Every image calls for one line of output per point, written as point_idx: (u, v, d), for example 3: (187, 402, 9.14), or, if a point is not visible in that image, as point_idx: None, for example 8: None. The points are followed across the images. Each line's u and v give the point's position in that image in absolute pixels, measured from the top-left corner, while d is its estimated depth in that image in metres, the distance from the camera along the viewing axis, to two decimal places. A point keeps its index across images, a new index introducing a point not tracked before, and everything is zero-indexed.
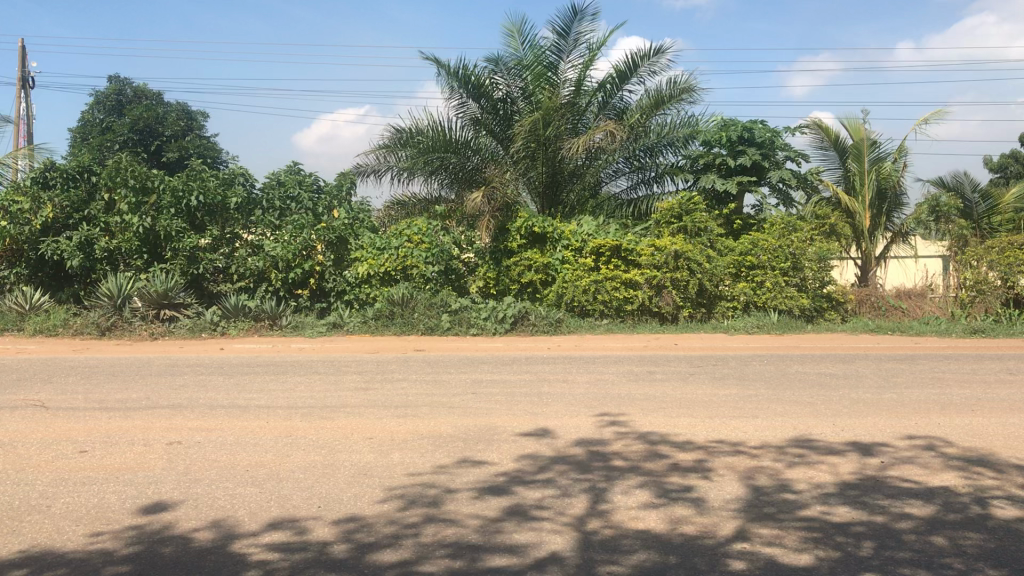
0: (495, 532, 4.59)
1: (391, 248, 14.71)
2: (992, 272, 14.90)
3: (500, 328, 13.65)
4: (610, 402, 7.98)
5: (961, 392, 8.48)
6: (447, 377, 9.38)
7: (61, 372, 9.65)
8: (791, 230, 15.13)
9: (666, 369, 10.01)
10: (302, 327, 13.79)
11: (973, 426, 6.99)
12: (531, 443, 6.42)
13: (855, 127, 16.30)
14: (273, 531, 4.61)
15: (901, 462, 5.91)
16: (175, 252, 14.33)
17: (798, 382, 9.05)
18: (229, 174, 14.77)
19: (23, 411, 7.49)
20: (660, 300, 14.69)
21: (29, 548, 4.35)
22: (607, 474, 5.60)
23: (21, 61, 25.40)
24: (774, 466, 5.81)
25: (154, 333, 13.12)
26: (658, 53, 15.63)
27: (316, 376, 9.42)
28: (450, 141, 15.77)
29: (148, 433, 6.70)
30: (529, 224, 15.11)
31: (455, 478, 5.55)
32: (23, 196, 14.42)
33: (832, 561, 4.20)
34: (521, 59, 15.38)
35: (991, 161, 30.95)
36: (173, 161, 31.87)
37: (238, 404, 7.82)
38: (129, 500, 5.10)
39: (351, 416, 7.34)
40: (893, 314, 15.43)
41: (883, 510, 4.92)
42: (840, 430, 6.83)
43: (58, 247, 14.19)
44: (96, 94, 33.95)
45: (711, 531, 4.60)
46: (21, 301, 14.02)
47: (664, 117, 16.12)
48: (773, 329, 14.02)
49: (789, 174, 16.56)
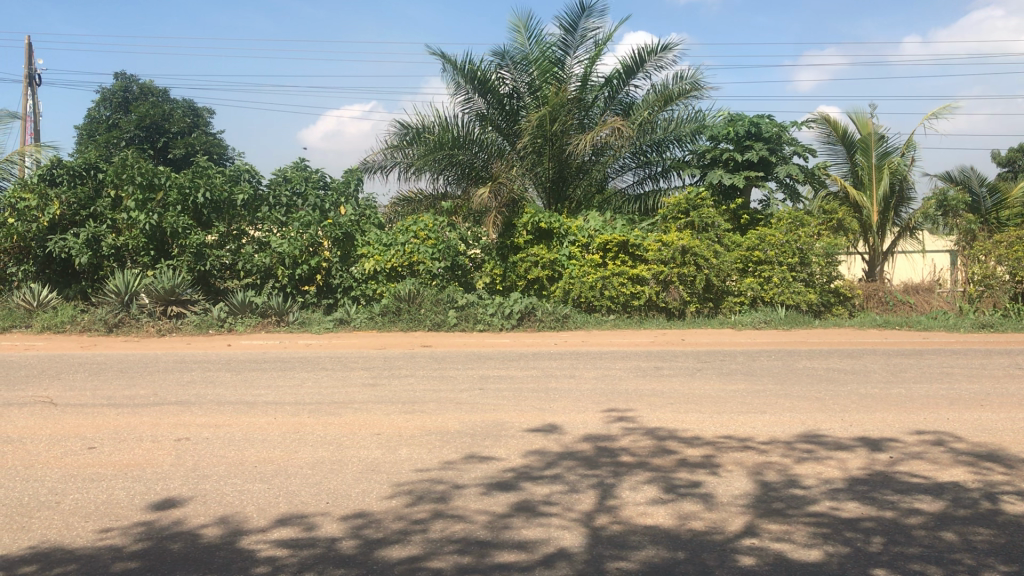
0: (504, 528, 4.59)
1: (397, 244, 14.72)
2: (1001, 266, 14.92)
3: (507, 324, 13.67)
4: (618, 397, 7.96)
5: (970, 387, 8.43)
6: (454, 373, 9.39)
7: (70, 368, 9.69)
8: (797, 225, 15.08)
9: (674, 364, 10.00)
10: (309, 324, 13.81)
11: (982, 421, 6.96)
12: (538, 439, 6.42)
13: (862, 121, 16.18)
14: (282, 526, 4.61)
15: (910, 457, 5.89)
16: (182, 249, 14.36)
17: (805, 377, 9.03)
18: (234, 170, 14.77)
19: (33, 407, 7.51)
20: (667, 296, 14.79)
21: (38, 544, 4.36)
22: (615, 470, 5.60)
23: (28, 58, 25.59)
24: (782, 461, 5.80)
25: (161, 329, 13.16)
26: (665, 48, 15.57)
27: (323, 372, 9.44)
28: (456, 138, 15.77)
29: (156, 428, 6.72)
30: (535, 220, 15.00)
31: (463, 473, 5.54)
32: (30, 193, 14.43)
33: (842, 557, 4.19)
34: (527, 53, 15.40)
35: (1000, 156, 30.74)
36: (179, 158, 32.00)
37: (247, 400, 7.84)
38: (138, 496, 5.11)
39: (358, 412, 7.35)
40: (902, 309, 15.31)
41: (892, 506, 4.90)
42: (848, 425, 6.81)
43: (65, 244, 14.21)
44: (103, 91, 33.96)
45: (720, 527, 4.59)
46: (29, 297, 14.07)
47: (671, 112, 16.01)
48: (781, 324, 14.00)
49: (796, 169, 16.62)
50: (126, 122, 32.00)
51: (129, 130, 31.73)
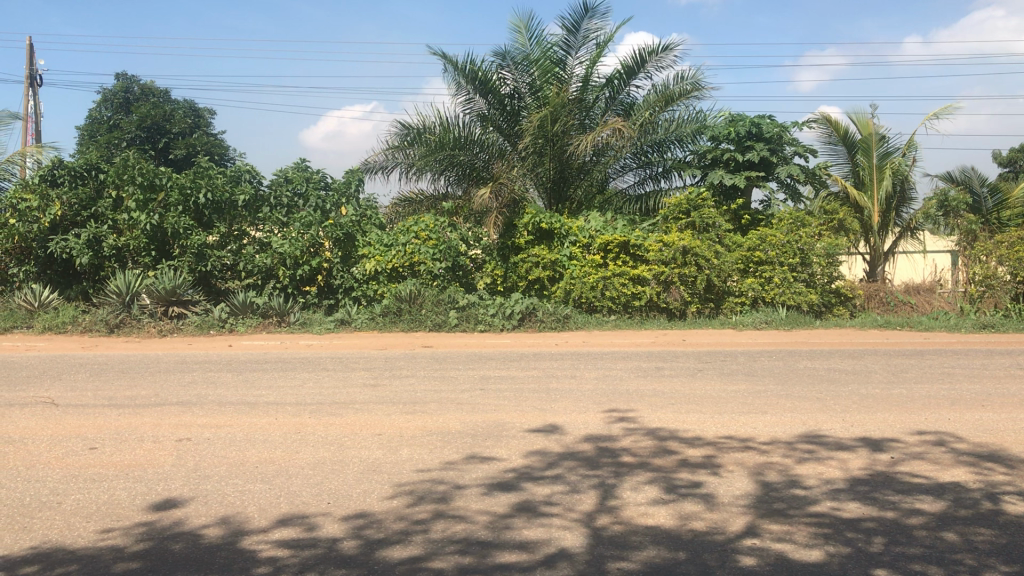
0: (505, 528, 4.59)
1: (398, 245, 14.72)
2: (1002, 267, 14.91)
3: (508, 325, 13.66)
4: (619, 398, 7.97)
5: (972, 387, 8.43)
6: (456, 374, 9.39)
7: (71, 369, 9.69)
8: (799, 225, 15.07)
9: (675, 365, 10.01)
10: (310, 324, 13.80)
11: (983, 421, 6.97)
12: (539, 440, 6.42)
13: (863, 122, 16.18)
14: (283, 527, 4.61)
15: (911, 458, 5.89)
16: (183, 250, 14.36)
17: (806, 377, 9.04)
18: (235, 170, 14.78)
19: (34, 408, 7.52)
20: (668, 296, 14.80)
21: (39, 544, 4.36)
22: (616, 470, 5.60)
23: (29, 58, 25.63)
24: (784, 462, 5.80)
25: (162, 329, 13.16)
26: (666, 49, 15.58)
27: (324, 373, 9.45)
28: (457, 138, 15.78)
29: (158, 429, 6.73)
30: (537, 221, 15.00)
31: (465, 474, 5.55)
32: (32, 193, 14.44)
33: (843, 557, 4.19)
34: (528, 54, 15.40)
35: (1001, 157, 30.71)
36: (181, 159, 32.01)
37: (248, 400, 7.85)
38: (140, 496, 5.12)
39: (360, 412, 7.35)
40: (903, 309, 15.32)
41: (893, 506, 4.90)
42: (850, 425, 6.81)
43: (66, 245, 14.23)
44: (104, 92, 33.98)
45: (721, 527, 4.59)
46: (30, 298, 14.07)
47: (672, 112, 16.01)
48: (782, 324, 14.00)
49: (797, 169, 16.62)
50: (127, 123, 32.02)
51: (130, 130, 31.76)
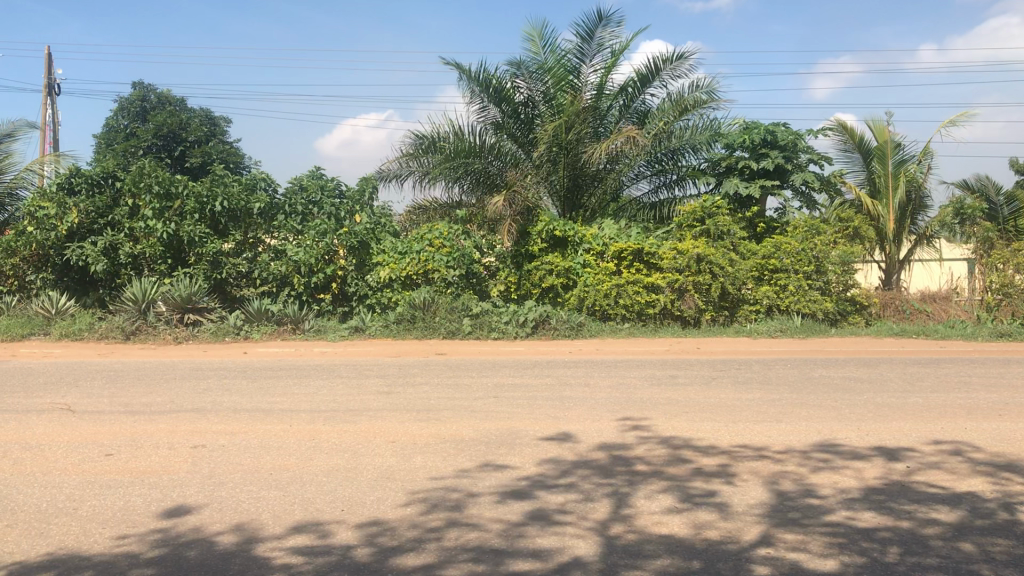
0: (518, 536, 4.58)
1: (412, 252, 14.86)
2: (1020, 275, 14.68)
3: (521, 332, 13.70)
4: (635, 406, 7.94)
5: (989, 397, 8.37)
6: (468, 381, 9.38)
7: (87, 376, 9.71)
8: (814, 233, 14.91)
9: (688, 372, 9.99)
10: (324, 332, 13.86)
11: (1000, 431, 6.92)
12: (553, 448, 6.42)
13: (880, 129, 16.07)
14: (296, 533, 4.63)
15: (927, 467, 5.85)
16: (198, 257, 14.46)
17: (821, 385, 9.01)
18: (251, 179, 14.81)
19: (51, 415, 7.53)
20: (682, 304, 14.58)
21: (56, 551, 4.37)
22: (629, 479, 5.59)
23: (48, 69, 25.86)
24: (798, 470, 5.78)
25: (178, 336, 13.21)
26: (681, 58, 15.60)
27: (338, 381, 9.42)
28: (472, 147, 15.81)
29: (173, 435, 6.76)
30: (550, 228, 15.09)
31: (477, 482, 5.54)
32: (49, 201, 14.50)
33: (858, 566, 4.17)
34: (543, 62, 15.29)
35: (1018, 164, 30.43)
36: (196, 167, 32.22)
37: (262, 408, 7.84)
38: (155, 503, 5.13)
39: (373, 419, 7.36)
40: (918, 318, 15.02)
41: (909, 516, 4.87)
42: (865, 434, 6.79)
43: (83, 252, 14.24)
44: (120, 100, 34.05)
45: (735, 536, 4.58)
46: (47, 305, 14.16)
47: (687, 121, 16.00)
48: (797, 333, 13.90)
49: (812, 177, 16.62)
50: (144, 131, 32.23)
51: (146, 138, 31.95)
